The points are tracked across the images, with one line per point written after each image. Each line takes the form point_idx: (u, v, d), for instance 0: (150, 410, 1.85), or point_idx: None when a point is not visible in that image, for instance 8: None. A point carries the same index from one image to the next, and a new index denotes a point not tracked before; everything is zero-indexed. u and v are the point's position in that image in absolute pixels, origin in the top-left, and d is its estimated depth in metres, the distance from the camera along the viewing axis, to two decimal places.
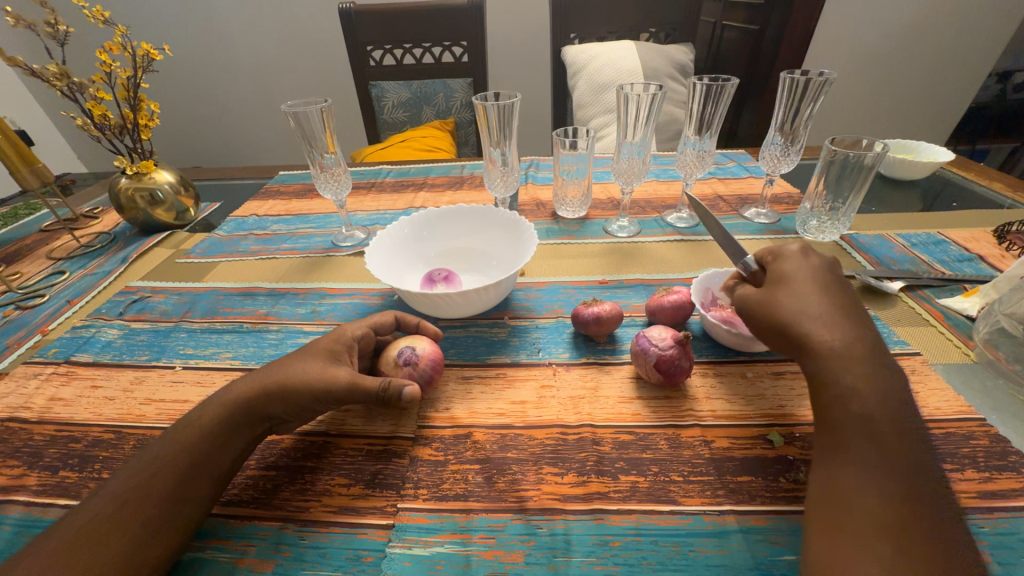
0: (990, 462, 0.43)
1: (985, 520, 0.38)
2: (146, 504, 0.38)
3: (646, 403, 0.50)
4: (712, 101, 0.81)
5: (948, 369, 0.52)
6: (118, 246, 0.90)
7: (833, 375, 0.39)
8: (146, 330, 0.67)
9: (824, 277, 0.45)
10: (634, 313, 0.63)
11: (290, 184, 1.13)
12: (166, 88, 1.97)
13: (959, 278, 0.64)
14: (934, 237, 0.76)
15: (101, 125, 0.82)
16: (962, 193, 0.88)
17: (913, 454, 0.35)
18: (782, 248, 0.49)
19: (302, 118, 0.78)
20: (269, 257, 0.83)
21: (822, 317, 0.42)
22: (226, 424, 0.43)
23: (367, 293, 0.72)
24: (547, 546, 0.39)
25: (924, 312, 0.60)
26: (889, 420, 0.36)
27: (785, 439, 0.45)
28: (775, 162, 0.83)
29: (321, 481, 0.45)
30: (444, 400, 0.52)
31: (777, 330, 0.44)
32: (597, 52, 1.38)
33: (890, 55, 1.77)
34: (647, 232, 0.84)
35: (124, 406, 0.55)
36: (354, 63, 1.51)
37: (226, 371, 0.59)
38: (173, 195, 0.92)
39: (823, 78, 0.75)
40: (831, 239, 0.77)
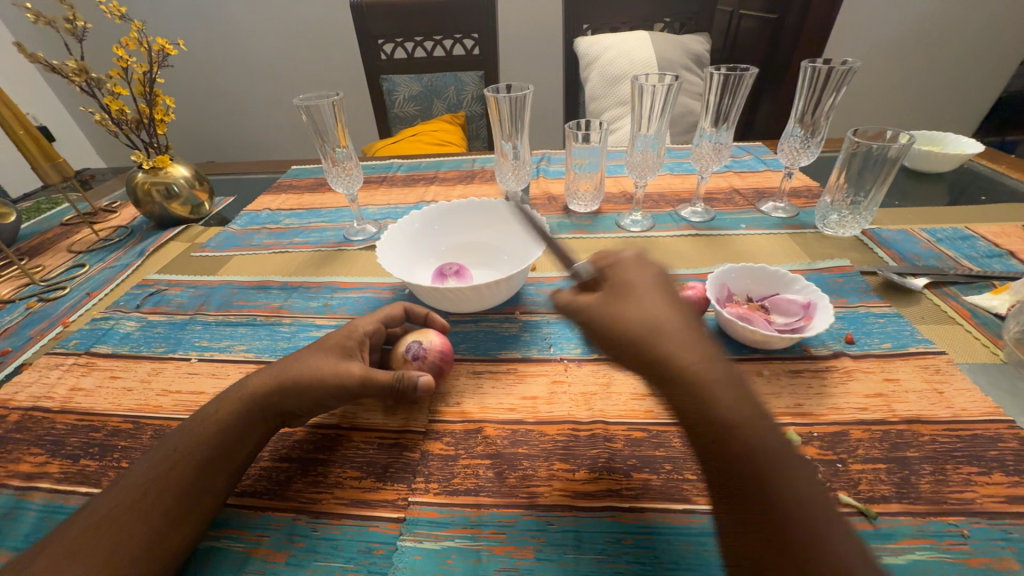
0: (1019, 466, 0.41)
1: (1013, 526, 0.37)
2: (165, 495, 0.38)
3: (659, 400, 0.50)
4: (730, 93, 0.79)
5: (975, 369, 0.51)
6: (136, 239, 0.92)
7: (703, 404, 0.32)
8: (163, 322, 0.68)
9: (666, 288, 0.39)
10: None
11: (302, 178, 1.14)
12: (181, 83, 2.00)
13: (987, 275, 0.61)
14: (961, 232, 0.73)
15: (118, 120, 0.83)
16: (992, 187, 0.85)
17: (807, 492, 0.28)
18: (617, 255, 0.43)
19: (314, 111, 0.78)
20: (282, 250, 0.84)
21: (682, 333, 0.35)
22: (242, 418, 0.43)
23: (378, 287, 0.72)
24: (558, 543, 0.38)
25: (949, 309, 0.58)
26: (777, 452, 0.30)
27: (803, 439, 0.44)
28: (794, 154, 0.81)
29: (333, 472, 0.45)
30: (455, 394, 0.52)
31: (636, 353, 0.36)
32: (610, 43, 1.36)
33: (918, 43, 1.70)
34: (660, 226, 0.82)
35: (142, 397, 0.56)
36: (366, 57, 1.51)
37: (240, 363, 0.60)
38: (188, 189, 0.93)
39: (846, 67, 0.72)
40: (851, 233, 0.75)
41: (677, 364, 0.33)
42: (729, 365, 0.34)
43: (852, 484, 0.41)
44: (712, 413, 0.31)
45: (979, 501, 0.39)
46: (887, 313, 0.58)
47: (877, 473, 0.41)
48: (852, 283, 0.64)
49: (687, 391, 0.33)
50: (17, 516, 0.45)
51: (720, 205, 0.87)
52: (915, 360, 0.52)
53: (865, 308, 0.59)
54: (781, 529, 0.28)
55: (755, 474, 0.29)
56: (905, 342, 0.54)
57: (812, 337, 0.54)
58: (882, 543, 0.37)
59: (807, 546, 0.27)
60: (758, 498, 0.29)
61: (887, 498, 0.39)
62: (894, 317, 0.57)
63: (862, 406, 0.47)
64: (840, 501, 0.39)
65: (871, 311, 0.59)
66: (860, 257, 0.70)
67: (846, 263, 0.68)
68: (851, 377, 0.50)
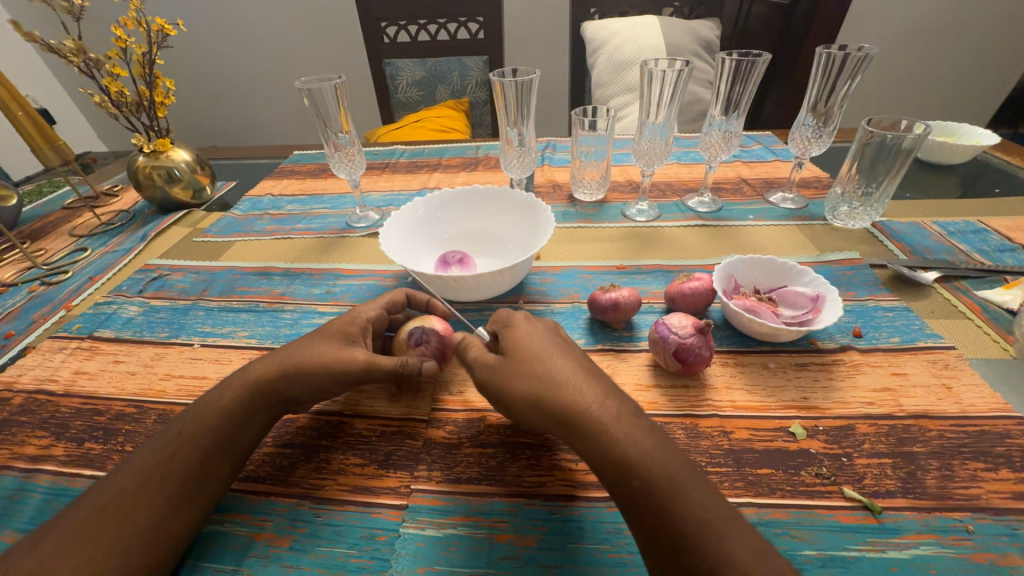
0: None
1: (1019, 522, 0.37)
2: (170, 480, 0.38)
3: (663, 391, 0.49)
4: (741, 79, 0.77)
5: (985, 365, 0.50)
6: (137, 224, 0.91)
7: (609, 448, 0.34)
8: (166, 307, 0.68)
9: (555, 338, 0.42)
10: (653, 300, 0.61)
11: (304, 163, 1.13)
12: (181, 66, 1.97)
13: (1000, 270, 0.60)
14: (973, 225, 0.72)
15: (118, 102, 0.82)
16: (1007, 180, 0.83)
17: (707, 509, 0.31)
18: (511, 316, 0.45)
19: (316, 95, 0.77)
20: (284, 236, 0.83)
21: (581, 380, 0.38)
22: (247, 405, 0.43)
23: (381, 275, 0.71)
24: (561, 532, 0.38)
25: (960, 304, 0.57)
26: (676, 475, 0.32)
27: (808, 433, 0.44)
28: (805, 144, 0.79)
29: (336, 459, 0.45)
30: (458, 383, 0.52)
31: (542, 409, 0.37)
32: (618, 28, 1.33)
33: (934, 30, 1.66)
34: (667, 216, 0.81)
35: (145, 381, 0.56)
36: (368, 40, 1.48)
37: (242, 349, 0.60)
38: (189, 173, 0.92)
39: (863, 54, 0.70)
40: (861, 225, 0.74)
41: (580, 410, 0.36)
42: (624, 402, 0.37)
43: (858, 478, 0.40)
44: (613, 452, 0.34)
45: (985, 497, 0.39)
46: (896, 307, 0.58)
47: (883, 468, 0.41)
48: (861, 276, 0.63)
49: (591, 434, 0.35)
50: (23, 497, 0.45)
51: (727, 196, 0.85)
52: (923, 355, 0.51)
53: (873, 302, 0.59)
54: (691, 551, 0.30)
55: (658, 503, 0.31)
56: (914, 336, 0.53)
57: (820, 330, 0.53)
58: (887, 538, 0.37)
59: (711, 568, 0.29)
60: (665, 528, 0.31)
61: (893, 494, 0.39)
62: (903, 311, 0.57)
63: (868, 400, 0.47)
64: (845, 496, 0.39)
65: (880, 305, 0.58)
66: (869, 250, 0.69)
67: (856, 255, 0.67)
68: (858, 371, 0.50)
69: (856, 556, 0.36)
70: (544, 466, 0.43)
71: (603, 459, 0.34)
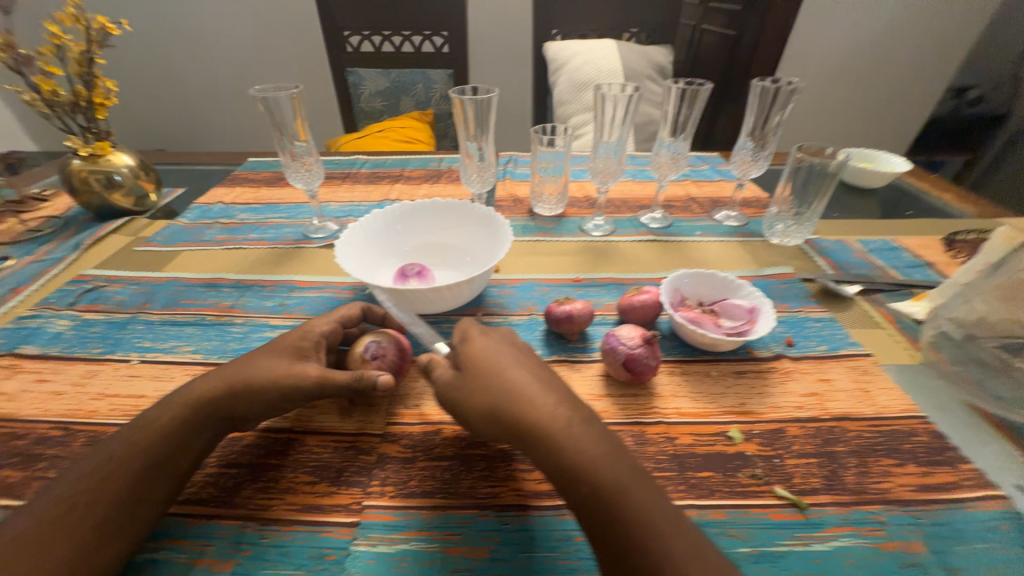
0: (929, 457, 0.45)
1: (922, 512, 0.41)
2: (98, 507, 0.36)
3: (614, 400, 0.51)
4: (687, 104, 0.82)
5: (897, 370, 0.55)
6: (70, 231, 0.85)
7: (560, 458, 0.35)
8: (100, 321, 0.64)
9: (511, 350, 0.43)
10: (606, 312, 0.64)
11: (259, 171, 1.09)
12: (126, 65, 1.86)
13: (909, 284, 0.67)
14: (889, 243, 0.80)
15: (51, 101, 0.77)
16: (917, 202, 0.93)
17: (650, 510, 0.33)
18: (467, 329, 0.46)
19: (272, 103, 0.75)
20: (235, 247, 0.80)
21: (535, 390, 0.39)
22: (188, 425, 0.41)
23: (337, 287, 0.70)
24: (513, 542, 0.39)
25: (876, 315, 0.64)
26: (623, 480, 0.34)
27: (744, 436, 0.47)
28: (745, 166, 0.85)
29: (285, 477, 0.44)
30: (414, 396, 0.52)
31: (498, 421, 0.38)
32: (578, 49, 1.38)
33: (860, 66, 1.84)
34: (621, 231, 0.85)
35: (74, 401, 0.52)
36: (331, 48, 1.47)
37: (186, 365, 0.57)
38: (132, 178, 0.87)
39: (792, 87, 0.77)
40: (795, 242, 0.80)
41: (532, 420, 0.37)
42: (577, 409, 0.38)
43: (787, 477, 0.44)
44: (564, 460, 0.35)
45: (895, 491, 0.43)
46: (823, 318, 0.63)
47: (809, 467, 0.45)
48: (794, 289, 0.68)
49: (544, 443, 0.36)
50: None
51: (678, 212, 0.90)
52: (845, 362, 0.56)
53: (804, 313, 0.64)
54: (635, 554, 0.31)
55: (606, 509, 0.33)
56: (837, 345, 0.58)
57: (756, 340, 0.57)
58: (812, 532, 0.40)
59: (655, 567, 0.30)
60: (613, 531, 0.32)
61: (817, 491, 0.43)
62: (828, 321, 0.62)
63: (798, 404, 0.51)
64: (775, 494, 0.42)
65: (809, 316, 0.63)
66: (801, 265, 0.75)
67: (789, 270, 0.72)
68: (789, 377, 0.54)
69: (785, 551, 0.39)
70: (497, 477, 0.44)
71: (555, 467, 0.35)
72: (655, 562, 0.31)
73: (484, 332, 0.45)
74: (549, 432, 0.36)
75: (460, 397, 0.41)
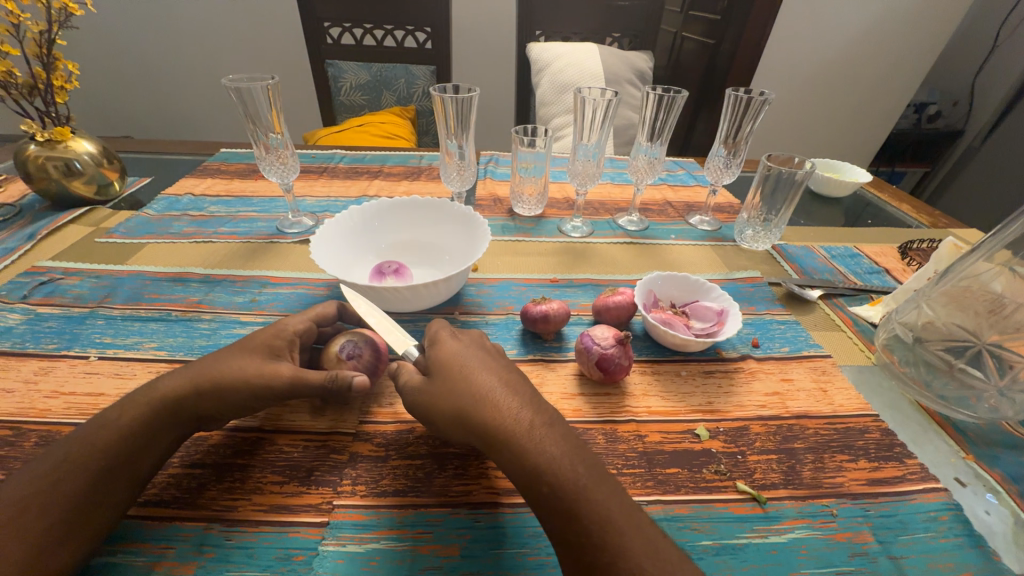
0: (879, 453, 0.48)
1: (871, 504, 0.44)
2: (53, 510, 0.34)
3: (587, 399, 0.52)
4: (664, 111, 0.84)
5: (853, 371, 0.58)
6: (24, 220, 0.81)
7: (523, 459, 0.36)
8: (56, 315, 0.61)
9: (480, 353, 0.44)
10: (582, 312, 0.65)
11: (232, 163, 1.06)
12: (90, 48, 1.78)
13: (867, 289, 0.71)
14: (851, 250, 0.84)
15: (5, 83, 0.73)
16: (877, 212, 0.98)
17: (608, 507, 0.34)
18: (437, 332, 0.46)
19: (245, 94, 0.73)
20: (205, 240, 0.78)
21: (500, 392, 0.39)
22: (152, 424, 0.40)
23: (311, 283, 0.69)
24: (483, 539, 0.39)
25: (836, 318, 0.67)
26: (583, 479, 0.35)
27: (710, 434, 0.49)
28: (718, 173, 0.88)
29: (252, 477, 0.43)
30: (388, 395, 0.52)
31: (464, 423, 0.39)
32: (561, 51, 1.39)
33: (829, 79, 1.91)
34: (599, 233, 0.86)
35: (25, 399, 0.50)
36: (310, 40, 1.43)
37: (148, 362, 0.55)
38: (94, 166, 0.83)
39: (763, 98, 0.80)
40: (763, 247, 0.83)
41: (496, 422, 0.37)
42: (541, 411, 0.39)
43: (749, 473, 0.46)
44: (526, 460, 0.36)
45: (848, 485, 0.45)
46: (787, 320, 0.66)
47: (769, 463, 0.47)
48: (761, 293, 0.71)
49: (507, 444, 0.37)
50: None
51: (654, 216, 0.92)
52: (806, 362, 0.59)
53: (769, 316, 0.66)
54: (592, 551, 0.32)
55: (565, 508, 0.34)
56: (800, 347, 0.61)
57: (723, 341, 0.59)
58: (770, 524, 0.42)
59: (611, 562, 0.31)
60: (570, 527, 0.33)
61: (776, 486, 0.45)
62: (792, 324, 0.65)
63: (761, 403, 0.53)
64: (737, 489, 0.44)
65: (774, 319, 0.66)
66: (769, 269, 0.78)
67: (757, 274, 0.75)
68: (754, 377, 0.56)
69: (744, 543, 0.40)
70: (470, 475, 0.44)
71: (517, 468, 0.36)
72: (611, 558, 0.31)
73: (455, 335, 0.46)
74: (512, 434, 0.37)
75: (427, 400, 0.42)
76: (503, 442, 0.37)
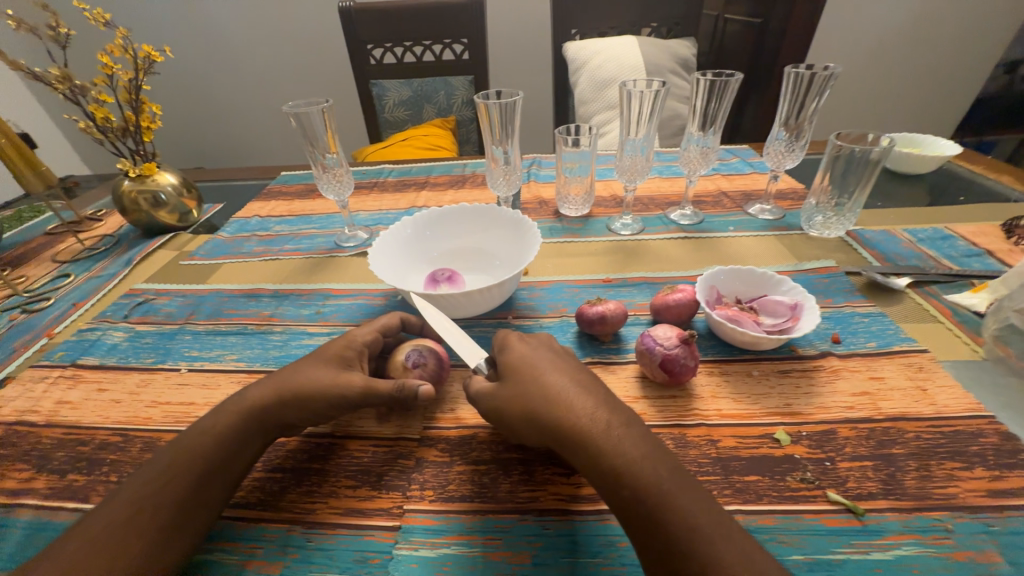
0: (999, 460, 0.42)
1: (995, 519, 0.38)
2: (162, 511, 0.38)
3: (651, 402, 0.50)
4: (716, 97, 0.80)
5: (958, 367, 0.52)
6: (122, 248, 0.90)
7: (600, 461, 0.35)
8: (152, 332, 0.68)
9: (548, 355, 0.43)
10: (639, 312, 0.63)
11: (292, 184, 1.13)
12: (168, 91, 1.98)
13: (967, 274, 0.63)
14: (941, 232, 0.75)
15: (103, 128, 0.82)
16: (971, 187, 0.87)
17: (695, 513, 0.32)
18: (504, 336, 0.46)
19: (303, 118, 0.78)
20: (272, 258, 0.83)
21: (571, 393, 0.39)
22: (241, 432, 0.43)
23: (370, 294, 0.72)
24: (554, 547, 0.39)
25: (931, 308, 0.60)
26: (665, 483, 0.33)
27: (791, 438, 0.45)
28: (779, 158, 0.82)
29: (328, 481, 0.45)
30: (449, 401, 0.52)
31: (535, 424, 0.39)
32: (599, 48, 1.37)
33: (899, 46, 1.74)
34: (651, 229, 0.83)
35: (131, 409, 0.55)
36: (356, 62, 1.51)
37: (230, 373, 0.59)
38: (176, 196, 0.92)
39: (828, 72, 0.74)
40: (836, 234, 0.77)
41: (569, 423, 0.37)
42: (616, 411, 0.38)
43: (841, 481, 0.42)
44: (603, 462, 0.35)
45: (962, 496, 0.40)
46: (871, 313, 0.60)
47: (864, 470, 0.42)
48: (838, 283, 0.65)
49: (581, 445, 0.36)
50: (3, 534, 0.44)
51: (708, 208, 0.88)
52: (898, 358, 0.53)
53: (850, 308, 0.61)
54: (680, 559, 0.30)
55: (648, 512, 0.32)
56: (889, 341, 0.55)
57: (799, 337, 0.55)
58: (871, 539, 0.38)
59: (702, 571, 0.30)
60: (655, 532, 0.31)
61: (874, 496, 0.40)
62: (878, 316, 0.59)
63: (848, 404, 0.48)
64: (829, 499, 0.40)
65: (856, 311, 0.60)
66: (844, 257, 0.71)
67: (832, 263, 0.69)
68: (837, 376, 0.51)
69: (842, 559, 0.37)
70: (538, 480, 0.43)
71: (594, 470, 0.35)
72: (702, 566, 0.30)
73: (521, 337, 0.46)
74: (587, 435, 0.36)
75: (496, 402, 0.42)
76: (577, 443, 0.36)
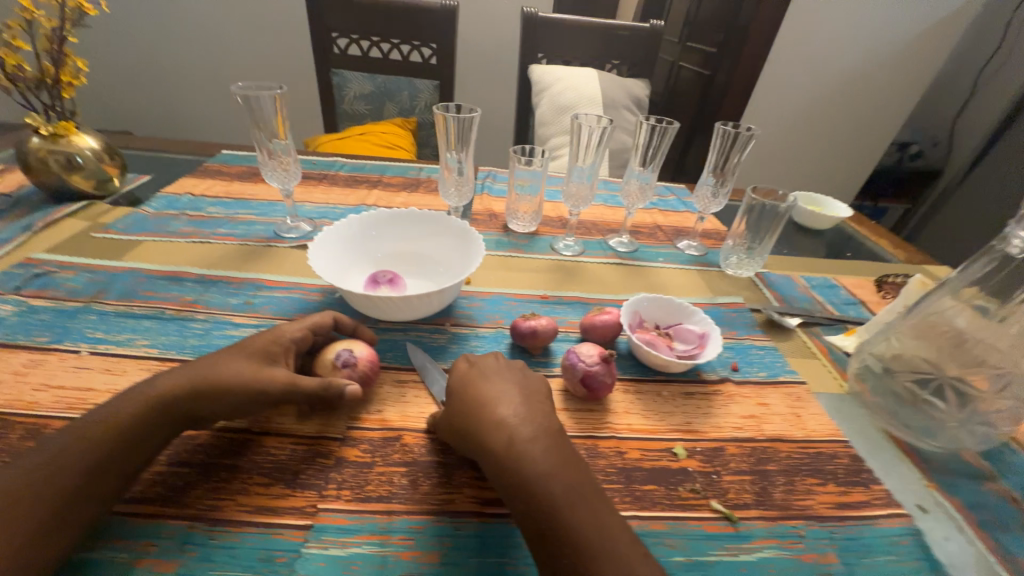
0: (847, 478, 0.50)
1: (837, 527, 0.46)
2: (44, 503, 0.35)
3: (570, 414, 0.54)
4: (657, 138, 0.88)
5: (826, 397, 0.61)
6: (21, 212, 0.81)
7: (504, 472, 0.38)
8: (48, 308, 0.61)
9: (485, 369, 0.47)
10: (569, 329, 0.67)
11: (232, 165, 1.07)
12: (97, 44, 1.80)
13: (843, 319, 0.74)
14: (829, 281, 0.87)
15: (13, 75, 0.74)
16: (857, 246, 1.02)
17: (584, 523, 0.35)
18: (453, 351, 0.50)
19: (252, 100, 0.76)
20: (202, 240, 0.79)
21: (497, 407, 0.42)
22: (146, 422, 0.41)
23: (306, 288, 0.70)
24: (463, 547, 0.40)
25: (812, 346, 0.70)
26: (556, 494, 0.36)
27: (687, 453, 0.51)
28: (706, 201, 0.92)
29: (237, 478, 0.43)
30: (377, 402, 0.53)
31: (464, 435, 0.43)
32: (562, 75, 1.45)
33: (817, 115, 1.99)
34: (590, 252, 0.89)
35: (13, 391, 0.50)
36: (317, 49, 1.47)
37: (139, 359, 0.55)
38: (95, 161, 0.84)
39: (750, 133, 0.85)
40: (747, 274, 0.86)
41: (488, 435, 0.41)
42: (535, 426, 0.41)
43: (723, 492, 0.47)
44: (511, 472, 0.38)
45: (816, 507, 0.47)
46: (766, 346, 0.68)
47: (743, 484, 0.48)
48: (742, 318, 0.74)
49: (495, 455, 0.40)
50: None
51: (643, 238, 0.95)
52: (782, 388, 0.61)
53: (749, 341, 0.69)
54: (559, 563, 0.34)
55: (538, 520, 0.36)
56: (777, 372, 0.63)
57: (704, 363, 0.61)
58: (740, 543, 0.43)
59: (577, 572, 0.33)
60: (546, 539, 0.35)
61: (748, 505, 0.46)
62: (771, 350, 0.67)
63: (737, 425, 0.55)
64: (711, 507, 0.46)
65: (754, 344, 0.68)
66: (751, 296, 0.81)
67: (740, 300, 0.78)
68: (732, 400, 0.58)
69: (715, 560, 0.42)
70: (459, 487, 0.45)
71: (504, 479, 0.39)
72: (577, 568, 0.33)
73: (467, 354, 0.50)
74: (501, 446, 0.40)
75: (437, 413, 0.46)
76: (493, 454, 0.40)
